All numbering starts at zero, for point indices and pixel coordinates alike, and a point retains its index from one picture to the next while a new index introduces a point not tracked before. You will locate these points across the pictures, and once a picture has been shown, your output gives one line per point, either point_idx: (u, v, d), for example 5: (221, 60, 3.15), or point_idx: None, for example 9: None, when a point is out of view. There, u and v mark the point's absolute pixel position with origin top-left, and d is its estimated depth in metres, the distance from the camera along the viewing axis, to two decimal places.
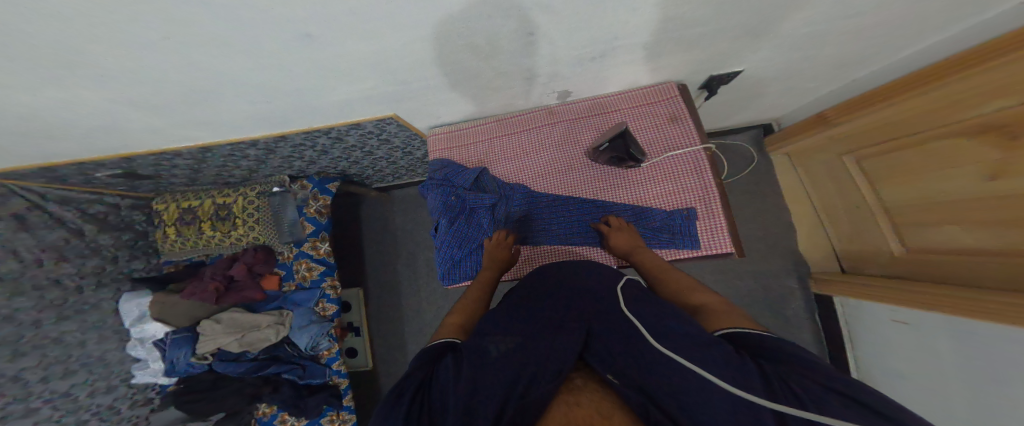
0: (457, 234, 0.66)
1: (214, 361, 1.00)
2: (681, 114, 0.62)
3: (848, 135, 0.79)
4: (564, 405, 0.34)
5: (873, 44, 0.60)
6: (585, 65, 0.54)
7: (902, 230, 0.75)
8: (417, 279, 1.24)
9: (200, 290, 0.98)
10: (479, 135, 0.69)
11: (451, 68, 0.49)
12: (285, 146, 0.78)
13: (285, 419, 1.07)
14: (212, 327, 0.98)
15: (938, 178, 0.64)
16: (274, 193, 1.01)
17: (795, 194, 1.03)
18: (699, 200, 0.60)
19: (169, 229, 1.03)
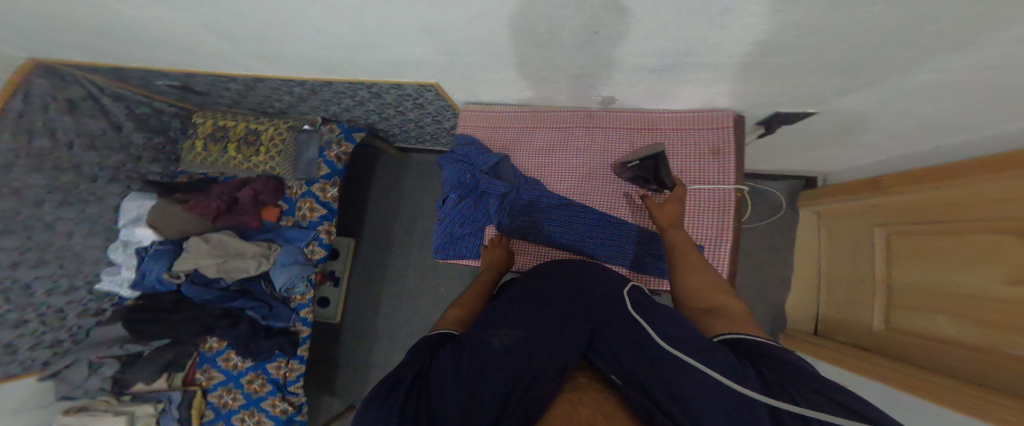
0: (462, 211, 0.69)
1: (184, 282, 0.99)
2: (726, 148, 0.61)
3: (895, 205, 0.75)
4: (568, 404, 0.36)
5: (899, 124, 0.64)
6: (644, 76, 0.54)
7: (894, 310, 0.73)
8: (410, 246, 1.25)
9: (202, 203, 1.00)
10: (514, 120, 0.70)
11: (509, 51, 0.51)
12: (328, 91, 0.79)
13: (230, 357, 1.11)
14: (197, 247, 0.97)
15: (956, 268, 0.61)
16: (302, 131, 1.02)
17: (806, 249, 1.03)
18: (711, 238, 0.62)
19: (195, 142, 1.05)
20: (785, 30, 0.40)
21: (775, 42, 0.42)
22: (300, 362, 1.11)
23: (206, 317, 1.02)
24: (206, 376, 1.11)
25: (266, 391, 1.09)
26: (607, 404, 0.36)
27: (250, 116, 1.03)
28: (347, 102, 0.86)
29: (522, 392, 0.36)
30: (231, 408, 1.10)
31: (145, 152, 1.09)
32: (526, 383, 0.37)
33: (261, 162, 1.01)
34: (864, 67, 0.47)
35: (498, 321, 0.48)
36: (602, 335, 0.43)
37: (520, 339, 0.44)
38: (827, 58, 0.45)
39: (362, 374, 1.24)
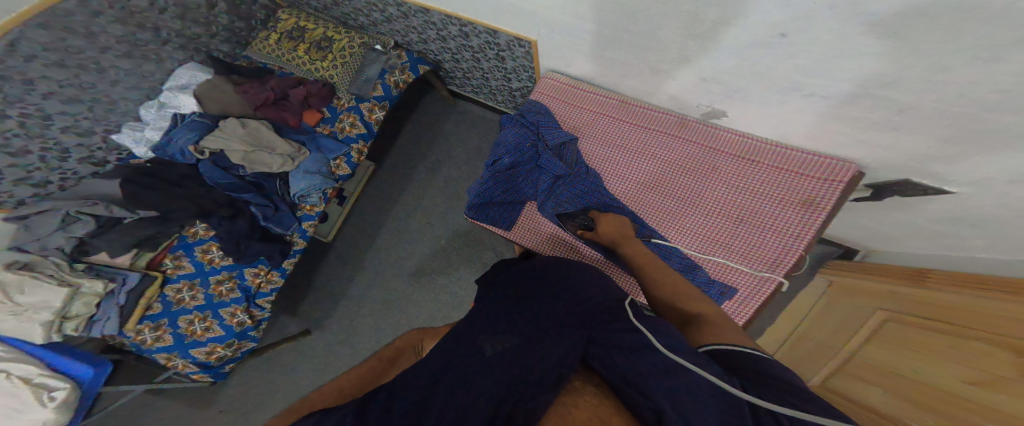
0: (510, 179, 0.71)
1: (205, 160, 1.02)
2: (822, 202, 0.55)
3: (912, 292, 0.62)
4: (561, 410, 0.32)
5: (924, 235, 0.65)
6: (790, 98, 0.54)
7: (851, 387, 0.67)
8: (427, 190, 1.26)
9: (255, 91, 1.04)
10: (599, 104, 0.72)
11: (613, 25, 0.57)
12: (419, 20, 0.86)
13: (210, 249, 1.06)
14: (233, 129, 0.99)
15: (933, 362, 0.52)
16: (372, 50, 1.09)
17: (793, 312, 0.90)
18: (748, 287, 0.58)
19: (273, 34, 1.16)
20: (867, 78, 0.45)
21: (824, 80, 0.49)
22: (279, 275, 1.12)
23: (205, 202, 1.03)
24: (174, 263, 1.05)
25: (232, 297, 1.06)
26: (604, 409, 0.33)
27: (329, 22, 1.14)
28: (429, 35, 0.91)
29: (514, 405, 0.32)
30: (184, 306, 1.02)
31: (223, 31, 1.24)
32: (516, 399, 0.33)
33: (324, 68, 1.07)
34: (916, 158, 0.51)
35: (488, 326, 0.45)
36: (597, 340, 0.41)
37: (511, 345, 0.41)
38: (898, 130, 0.49)
39: (330, 304, 1.24)
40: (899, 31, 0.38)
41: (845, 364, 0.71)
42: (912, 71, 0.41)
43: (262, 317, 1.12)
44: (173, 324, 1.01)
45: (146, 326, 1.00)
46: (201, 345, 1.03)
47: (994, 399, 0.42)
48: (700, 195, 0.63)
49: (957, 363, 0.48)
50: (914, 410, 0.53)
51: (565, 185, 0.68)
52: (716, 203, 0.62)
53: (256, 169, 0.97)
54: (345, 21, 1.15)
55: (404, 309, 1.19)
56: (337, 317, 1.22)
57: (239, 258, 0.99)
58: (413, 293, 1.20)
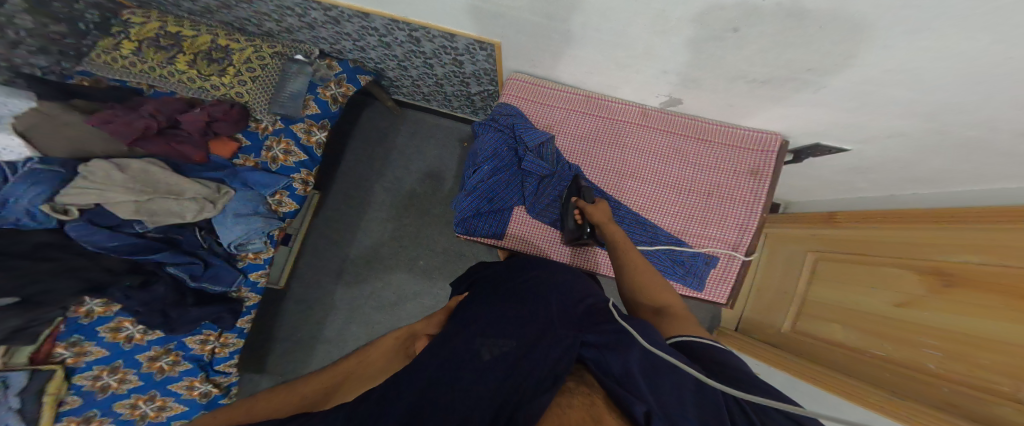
0: (491, 188, 0.80)
1: (73, 220, 0.85)
2: (764, 170, 0.77)
3: (839, 243, 0.90)
4: (559, 405, 0.35)
5: (830, 187, 0.97)
6: (737, 85, 0.64)
7: (807, 320, 0.94)
8: (387, 203, 1.39)
9: (124, 118, 0.89)
10: (567, 100, 0.83)
11: (568, 49, 0.69)
12: (355, 23, 0.85)
13: (121, 326, 0.96)
14: (107, 175, 0.85)
15: (899, 299, 0.70)
16: (293, 61, 1.05)
17: (766, 271, 1.16)
18: (727, 255, 0.81)
19: (123, 43, 0.99)
20: (746, 75, 0.60)
21: (711, 76, 0.64)
22: (236, 336, 1.13)
23: (93, 272, 0.85)
24: (73, 351, 0.92)
25: (181, 370, 1.03)
26: (597, 406, 0.36)
27: (217, 29, 1.04)
28: (370, 42, 0.92)
29: (514, 410, 0.35)
30: (115, 391, 0.96)
31: (30, 37, 0.92)
32: (517, 402, 0.37)
33: (222, 83, 0.98)
34: (813, 132, 0.71)
35: (483, 330, 0.48)
36: (590, 342, 0.46)
37: (509, 350, 0.45)
38: (792, 117, 0.69)
39: (306, 352, 1.33)
40: (799, 54, 0.51)
41: (805, 306, 0.96)
42: (777, 65, 0.55)
43: (227, 382, 1.13)
44: (110, 412, 0.96)
45: (71, 421, 0.93)
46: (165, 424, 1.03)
47: (916, 315, 0.66)
48: (672, 177, 0.81)
49: (927, 310, 0.64)
50: (869, 339, 0.76)
51: (551, 184, 0.82)
52: (687, 183, 0.81)
53: (159, 220, 0.87)
54: (241, 27, 1.06)
55: (391, 313, 1.33)
56: (324, 348, 1.33)
57: (172, 329, 0.95)
58: (401, 315, 1.33)
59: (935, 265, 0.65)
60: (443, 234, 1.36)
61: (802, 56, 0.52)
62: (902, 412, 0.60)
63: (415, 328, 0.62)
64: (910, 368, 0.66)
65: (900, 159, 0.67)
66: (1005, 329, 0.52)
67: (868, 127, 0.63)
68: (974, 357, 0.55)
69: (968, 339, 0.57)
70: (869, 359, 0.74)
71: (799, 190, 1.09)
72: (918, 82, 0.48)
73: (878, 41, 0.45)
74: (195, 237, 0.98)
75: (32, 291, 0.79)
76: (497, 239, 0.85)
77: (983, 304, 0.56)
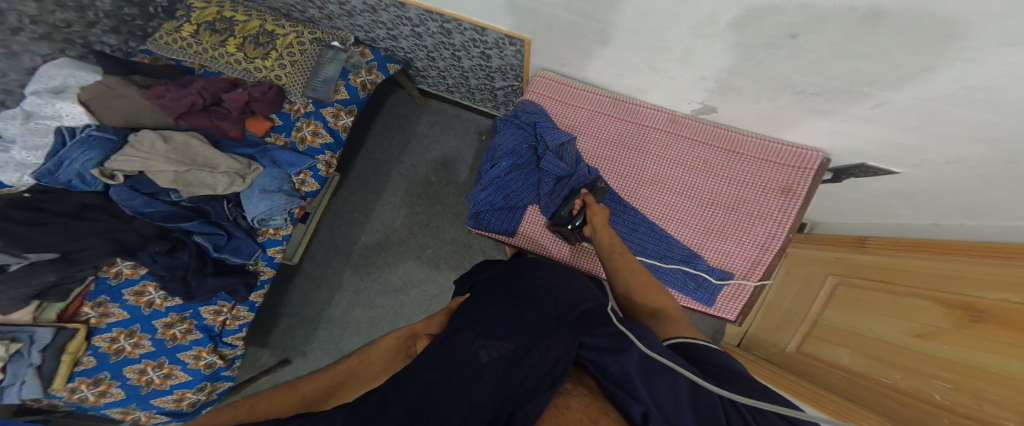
0: (507, 185, 0.83)
1: (120, 184, 0.91)
2: (797, 189, 0.76)
3: (857, 266, 0.90)
4: (558, 408, 0.39)
5: (871, 212, 0.93)
6: (784, 95, 0.64)
7: (817, 341, 0.94)
8: (404, 191, 1.43)
9: (173, 95, 0.94)
10: (593, 102, 0.85)
11: (598, 49, 0.71)
12: (391, 13, 0.89)
13: (144, 291, 1.01)
14: (152, 145, 0.91)
15: (918, 328, 0.69)
16: (329, 47, 1.11)
17: (779, 291, 1.14)
18: (742, 271, 0.82)
19: (183, 26, 1.07)
20: (780, 83, 0.61)
21: (738, 80, 0.65)
22: (247, 310, 1.16)
23: (127, 235, 0.92)
24: (98, 311, 0.98)
25: (192, 340, 1.08)
26: (594, 408, 0.40)
27: (266, 14, 1.10)
28: (403, 31, 0.96)
29: (515, 409, 0.39)
30: (128, 355, 1.01)
31: (105, 17, 1.05)
32: (514, 404, 0.40)
33: (264, 66, 1.03)
34: (855, 151, 0.71)
35: (484, 330, 0.51)
36: (589, 344, 0.49)
37: (507, 352, 0.47)
38: (827, 130, 0.69)
39: (310, 329, 1.38)
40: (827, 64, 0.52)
41: (814, 328, 0.96)
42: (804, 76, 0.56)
43: (233, 355, 1.17)
44: (120, 376, 1.02)
45: (83, 382, 0.99)
46: (166, 393, 1.07)
47: (937, 347, 0.64)
48: (693, 187, 0.82)
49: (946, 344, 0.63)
50: (876, 366, 0.75)
51: (569, 184, 0.82)
52: (708, 195, 0.82)
53: (194, 191, 0.94)
54: (287, 14, 1.14)
55: (400, 299, 1.37)
56: (327, 328, 1.37)
57: (190, 298, 1.00)
58: (404, 301, 1.37)
59: (967, 300, 0.61)
60: (453, 225, 1.39)
61: (863, 69, 0.51)
62: None
63: (415, 329, 0.66)
64: (917, 398, 0.65)
65: (920, 180, 0.67)
66: (1016, 365, 0.50)
67: (927, 153, 0.60)
68: (984, 392, 0.54)
69: (981, 374, 0.55)
70: (874, 385, 0.74)
71: (833, 210, 1.06)
72: (993, 103, 0.44)
73: (939, 72, 0.45)
74: (223, 209, 1.03)
75: (72, 247, 0.87)
76: (509, 236, 0.88)
77: (994, 340, 0.55)
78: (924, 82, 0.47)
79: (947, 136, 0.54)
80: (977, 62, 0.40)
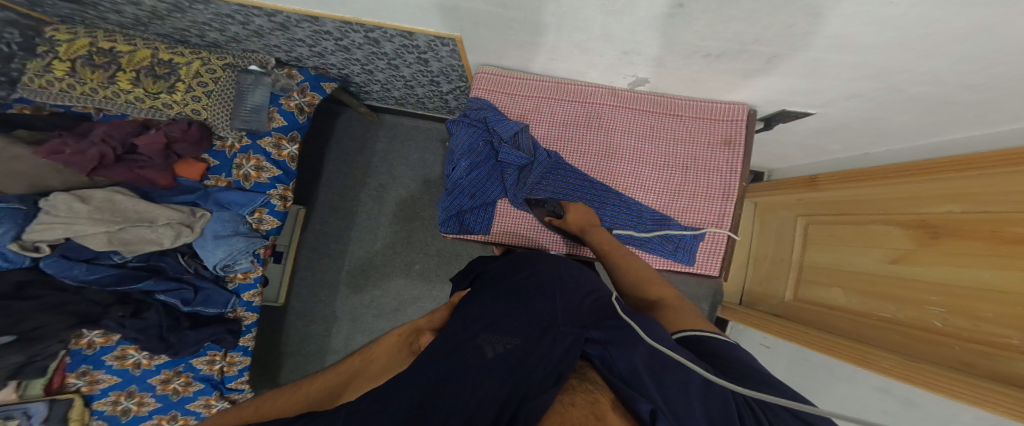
0: (471, 186, 0.77)
1: (48, 256, 0.83)
2: (738, 139, 0.74)
3: (819, 202, 0.93)
4: (561, 404, 0.32)
5: (806, 151, 0.95)
6: (695, 60, 0.60)
7: (804, 287, 0.95)
8: (374, 210, 1.36)
9: (76, 148, 0.84)
10: (536, 88, 0.79)
11: (534, 38, 0.65)
12: (306, 29, 0.80)
13: (126, 354, 0.97)
14: (70, 208, 0.81)
15: (909, 264, 0.68)
16: (246, 71, 0.98)
17: (762, 241, 1.13)
18: (715, 227, 0.79)
19: (53, 64, 0.87)
20: (698, 52, 0.57)
21: (665, 55, 0.60)
22: (241, 354, 1.10)
23: (82, 306, 0.84)
24: (86, 380, 0.95)
25: (196, 390, 1.05)
26: (601, 405, 0.32)
27: (155, 41, 0.95)
28: (326, 46, 0.87)
29: (519, 408, 0.33)
30: (137, 414, 1.00)
31: None
32: (519, 401, 0.35)
33: (174, 101, 0.92)
34: (778, 101, 0.69)
35: (490, 323, 0.46)
36: (595, 338, 0.43)
37: (515, 347, 0.42)
38: (754, 87, 0.66)
39: (314, 365, 1.32)
40: (740, 27, 0.48)
41: (801, 274, 0.96)
42: (730, 42, 0.52)
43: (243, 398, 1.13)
44: None
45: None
46: None
47: (913, 271, 0.67)
48: (651, 155, 0.79)
49: (943, 268, 0.62)
50: (872, 302, 0.75)
51: (534, 170, 0.76)
52: (666, 159, 0.78)
53: (136, 249, 0.86)
54: (182, 39, 0.98)
55: (393, 319, 1.32)
56: (330, 360, 1.32)
57: (175, 354, 0.95)
58: (403, 319, 1.32)
59: (940, 222, 0.63)
60: (436, 236, 1.33)
61: (748, 29, 0.48)
62: (918, 376, 0.59)
63: (419, 324, 0.59)
64: (917, 328, 0.65)
65: (884, 119, 0.66)
66: (1001, 277, 0.52)
67: (835, 92, 0.60)
68: (976, 310, 0.56)
69: (977, 293, 0.56)
70: (874, 322, 0.74)
71: (778, 157, 1.07)
72: (853, 46, 0.46)
73: (828, 19, 0.42)
74: (179, 261, 0.97)
75: (25, 328, 0.78)
76: (484, 235, 0.84)
77: (973, 255, 0.57)
78: (817, 30, 0.45)
79: (862, 77, 0.53)
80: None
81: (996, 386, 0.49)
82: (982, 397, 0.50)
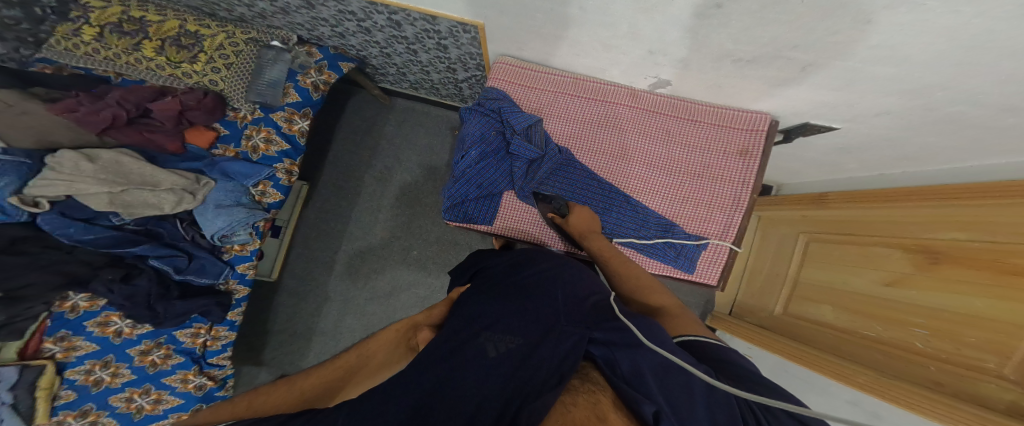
0: (481, 175, 0.78)
1: (49, 213, 0.82)
2: (755, 152, 0.76)
3: (824, 220, 0.95)
4: (564, 404, 0.33)
5: (818, 167, 0.98)
6: (724, 64, 0.62)
7: (795, 301, 0.97)
8: (377, 194, 1.36)
9: (89, 108, 0.84)
10: (556, 83, 0.81)
11: (562, 32, 0.66)
12: (331, 7, 0.80)
13: (109, 321, 0.96)
14: (77, 166, 0.82)
15: (902, 286, 0.70)
16: (269, 47, 0.99)
17: (761, 255, 1.15)
18: (717, 235, 0.81)
19: (83, 28, 0.90)
20: (727, 55, 0.58)
21: (691, 56, 0.62)
22: (228, 329, 1.11)
23: (72, 266, 0.84)
24: (62, 346, 0.93)
25: (175, 363, 1.04)
26: (603, 405, 0.33)
27: (184, 13, 0.97)
28: (349, 27, 0.88)
29: (521, 408, 0.34)
30: (109, 385, 0.99)
31: None
32: (521, 402, 0.35)
33: (194, 70, 0.93)
34: (804, 112, 0.71)
35: (492, 323, 0.47)
36: (599, 339, 0.44)
37: (517, 347, 0.43)
38: (783, 96, 0.68)
39: (302, 343, 1.32)
40: (775, 30, 0.50)
41: (795, 289, 0.98)
42: (773, 43, 0.53)
43: (222, 375, 1.14)
44: (106, 405, 0.99)
45: (68, 415, 0.96)
46: (160, 418, 1.04)
47: (906, 294, 0.69)
48: (662, 158, 0.80)
49: (935, 292, 0.64)
50: (859, 320, 0.77)
51: (543, 166, 0.77)
52: (677, 165, 0.80)
53: (136, 212, 0.86)
54: (211, 12, 1.00)
55: (387, 304, 1.33)
56: (319, 340, 1.32)
57: (162, 323, 0.94)
58: (396, 305, 1.32)
59: (935, 249, 0.66)
60: (437, 224, 1.34)
61: (782, 33, 0.50)
62: (890, 393, 0.62)
63: (416, 321, 0.60)
64: (901, 349, 0.67)
65: (899, 138, 0.68)
66: (988, 304, 0.55)
67: (860, 107, 0.62)
68: (960, 335, 0.58)
69: (963, 318, 0.58)
70: (860, 340, 0.76)
71: (791, 171, 1.09)
72: (896, 58, 0.47)
73: (879, 26, 0.43)
74: (174, 229, 0.96)
75: (11, 286, 0.78)
76: (488, 226, 0.85)
77: (967, 283, 0.59)
78: (862, 38, 0.46)
79: (898, 90, 0.54)
80: (926, 10, 0.38)
81: (964, 405, 0.51)
82: (944, 414, 0.52)
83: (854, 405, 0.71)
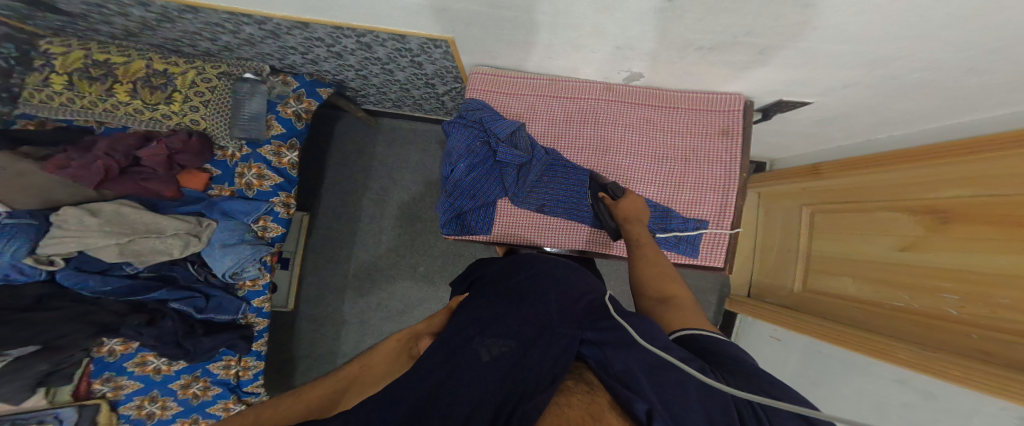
0: (472, 186, 0.78)
1: (62, 269, 0.86)
2: (735, 129, 0.74)
3: (823, 191, 0.92)
4: (557, 404, 0.32)
5: (804, 140, 0.93)
6: (689, 53, 0.59)
7: (812, 276, 0.94)
8: (376, 214, 1.37)
9: (80, 161, 0.86)
10: (531, 87, 0.79)
11: (526, 37, 0.64)
12: (298, 35, 0.80)
13: (146, 360, 1.00)
14: (81, 222, 0.85)
15: (922, 251, 0.66)
16: (241, 79, 0.98)
17: (766, 233, 1.11)
18: (716, 216, 0.78)
19: (51, 78, 0.87)
20: (692, 45, 0.56)
21: (656, 48, 0.59)
22: (255, 359, 1.12)
23: (102, 315, 0.88)
24: (110, 386, 0.98)
25: (214, 394, 1.08)
26: (598, 404, 0.32)
27: (149, 52, 0.94)
28: (320, 53, 0.89)
29: (516, 407, 0.33)
30: (161, 417, 1.04)
31: None
32: (517, 398, 0.34)
33: (173, 112, 0.93)
34: (771, 91, 0.68)
35: (485, 328, 0.46)
36: (591, 339, 0.43)
37: (510, 349, 0.42)
38: (751, 79, 0.65)
39: (326, 367, 1.35)
40: (730, 18, 0.47)
41: (810, 264, 0.95)
42: (723, 35, 0.52)
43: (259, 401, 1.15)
44: None
45: None
46: None
47: (925, 257, 0.66)
48: (649, 148, 0.78)
49: (958, 253, 0.60)
50: (885, 291, 0.74)
51: (531, 169, 0.77)
52: (665, 152, 0.78)
53: (147, 259, 0.90)
54: (176, 48, 0.97)
55: (400, 321, 1.34)
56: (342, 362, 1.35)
57: (191, 358, 0.98)
58: (409, 321, 1.34)
59: (954, 209, 0.62)
60: (438, 237, 1.35)
61: (740, 21, 0.48)
62: (940, 367, 0.58)
63: (417, 329, 0.60)
64: (933, 317, 0.64)
65: (877, 105, 0.65)
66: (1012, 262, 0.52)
67: (828, 81, 0.60)
68: (992, 297, 0.55)
69: (993, 278, 0.55)
70: (888, 312, 0.73)
71: (777, 147, 1.04)
72: (848, 34, 0.46)
73: (819, 7, 0.42)
74: (189, 270, 0.99)
75: (49, 337, 0.82)
76: (485, 235, 0.84)
77: (990, 241, 0.55)
78: (812, 19, 0.44)
79: (855, 64, 0.53)
80: None
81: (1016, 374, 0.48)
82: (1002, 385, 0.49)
83: (902, 383, 0.66)
